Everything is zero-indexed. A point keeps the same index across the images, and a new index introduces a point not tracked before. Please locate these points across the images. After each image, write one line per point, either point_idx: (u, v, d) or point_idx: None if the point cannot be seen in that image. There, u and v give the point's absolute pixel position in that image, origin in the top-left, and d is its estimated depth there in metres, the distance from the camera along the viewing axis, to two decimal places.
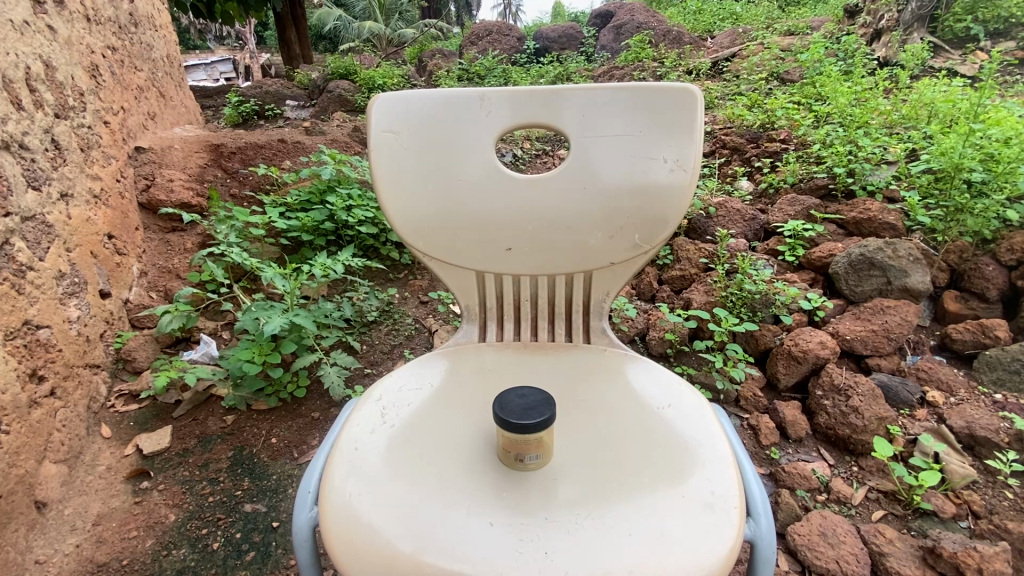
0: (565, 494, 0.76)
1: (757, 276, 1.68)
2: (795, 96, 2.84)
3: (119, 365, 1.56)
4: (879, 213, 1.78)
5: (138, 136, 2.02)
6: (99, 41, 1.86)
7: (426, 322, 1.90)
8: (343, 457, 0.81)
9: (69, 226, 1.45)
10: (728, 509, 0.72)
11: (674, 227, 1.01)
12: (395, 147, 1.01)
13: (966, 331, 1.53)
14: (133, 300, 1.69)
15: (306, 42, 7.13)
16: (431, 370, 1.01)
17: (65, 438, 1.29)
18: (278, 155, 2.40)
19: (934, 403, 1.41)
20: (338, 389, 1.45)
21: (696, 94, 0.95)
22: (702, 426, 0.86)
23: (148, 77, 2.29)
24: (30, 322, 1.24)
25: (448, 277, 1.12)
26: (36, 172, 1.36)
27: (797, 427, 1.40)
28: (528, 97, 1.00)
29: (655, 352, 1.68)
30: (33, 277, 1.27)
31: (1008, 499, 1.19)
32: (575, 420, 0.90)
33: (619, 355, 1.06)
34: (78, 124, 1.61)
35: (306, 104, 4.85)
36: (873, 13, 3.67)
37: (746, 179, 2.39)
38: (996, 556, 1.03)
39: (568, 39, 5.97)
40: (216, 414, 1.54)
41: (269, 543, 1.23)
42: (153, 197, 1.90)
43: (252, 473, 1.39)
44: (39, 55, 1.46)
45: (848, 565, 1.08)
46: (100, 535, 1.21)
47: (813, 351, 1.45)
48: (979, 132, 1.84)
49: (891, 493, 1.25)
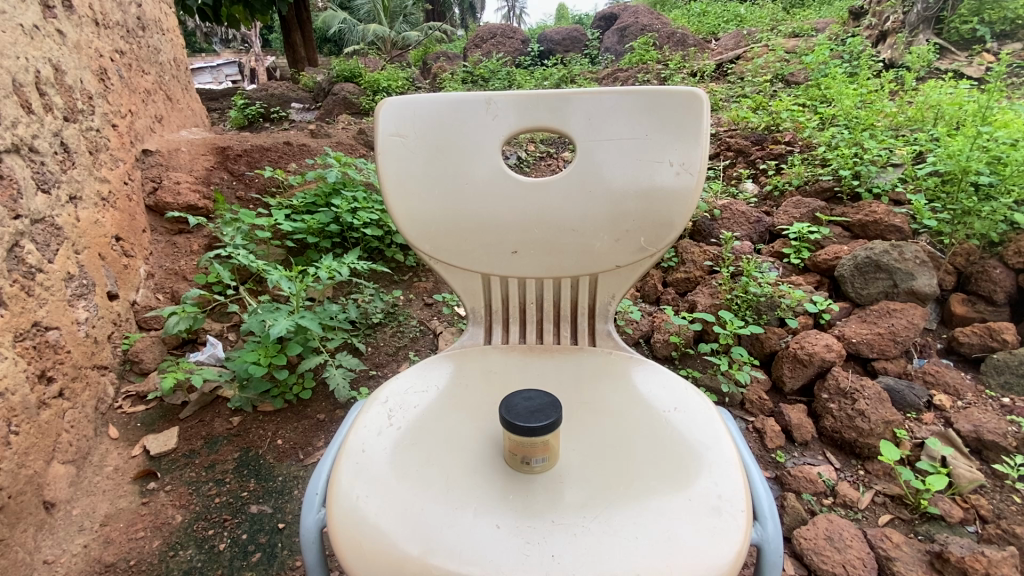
0: (571, 496, 0.76)
1: (762, 279, 1.68)
2: (801, 98, 2.84)
3: (127, 366, 1.57)
4: (885, 216, 1.77)
5: (145, 139, 2.04)
6: (107, 45, 1.88)
7: (431, 324, 1.91)
8: (350, 459, 0.82)
9: (78, 228, 1.47)
10: (734, 513, 0.72)
11: (680, 230, 1.01)
12: (401, 150, 1.02)
13: (973, 334, 1.52)
14: (141, 301, 1.71)
15: (309, 45, 7.17)
16: (437, 372, 1.02)
17: (74, 438, 1.31)
18: (284, 158, 2.42)
19: (941, 406, 1.40)
20: (343, 391, 1.46)
21: (702, 97, 0.95)
22: (709, 430, 0.86)
23: (155, 80, 2.31)
24: (39, 324, 1.25)
25: (453, 279, 1.12)
26: (46, 175, 1.37)
27: (802, 430, 1.40)
28: (535, 101, 1.00)
29: (660, 354, 1.68)
30: (42, 279, 1.28)
31: (1016, 504, 1.19)
32: (581, 422, 0.90)
33: (624, 357, 1.06)
34: (87, 127, 1.62)
35: (311, 107, 4.89)
36: (879, 15, 3.67)
37: (751, 181, 2.38)
38: (1005, 561, 1.02)
39: (573, 41, 5.95)
40: (223, 415, 1.55)
41: (275, 544, 1.23)
42: (160, 199, 1.91)
43: (259, 474, 1.40)
44: (49, 58, 1.48)
45: (854, 569, 1.08)
46: (108, 536, 1.22)
47: (819, 354, 1.45)
48: (986, 134, 1.83)
49: (897, 497, 1.24)
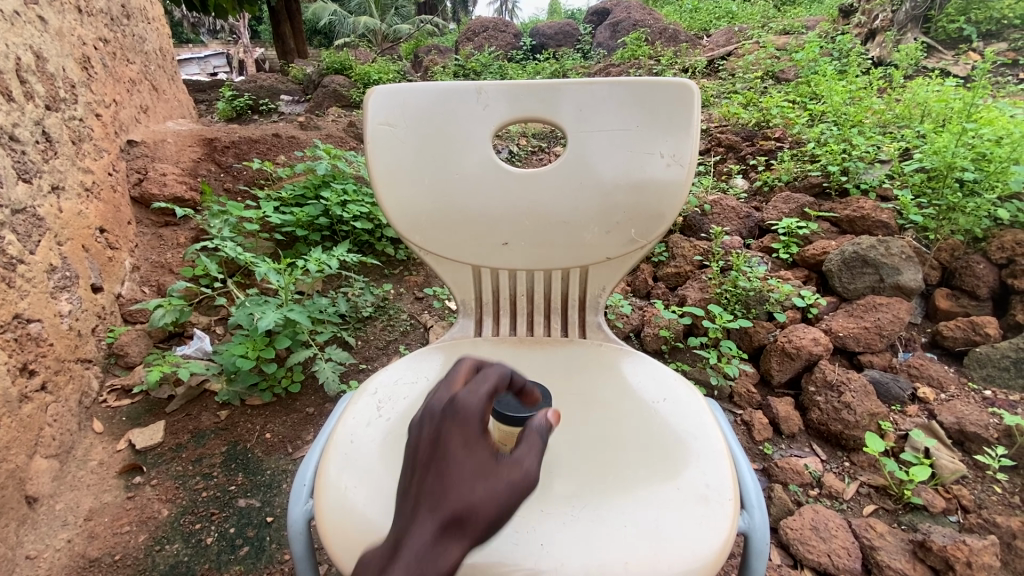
0: (561, 486, 0.76)
1: (751, 273, 1.69)
2: (790, 95, 2.86)
3: (112, 359, 1.54)
4: (872, 211, 1.79)
5: (130, 130, 2.00)
6: (91, 33, 1.85)
7: (421, 318, 1.90)
8: (338, 450, 0.81)
9: (60, 219, 1.44)
10: (721, 502, 0.73)
11: (671, 223, 1.01)
12: (391, 140, 1.01)
13: (957, 328, 1.54)
14: (126, 294, 1.68)
15: (300, 37, 7.07)
16: (427, 363, 1.01)
17: (57, 433, 1.28)
18: (272, 150, 2.38)
19: (926, 399, 1.42)
20: (332, 385, 1.45)
21: (692, 89, 0.95)
22: (697, 420, 0.86)
23: (141, 70, 2.27)
24: (21, 316, 1.23)
25: (444, 271, 1.12)
26: (27, 164, 1.34)
27: (789, 422, 1.41)
28: (526, 91, 1.00)
29: (650, 348, 1.68)
30: (24, 271, 1.26)
31: (996, 494, 1.21)
32: (571, 413, 0.90)
33: (614, 349, 1.06)
34: (70, 116, 1.59)
35: (300, 99, 4.85)
36: (868, 13, 3.70)
37: (741, 177, 2.39)
38: (986, 550, 1.04)
39: (565, 36, 5.94)
40: (209, 409, 1.53)
41: (263, 538, 1.22)
42: (146, 190, 1.88)
43: (247, 468, 1.38)
44: (29, 45, 1.45)
45: (839, 559, 1.09)
46: (92, 530, 1.20)
47: (806, 348, 1.46)
48: (972, 131, 1.86)
49: (881, 488, 1.26)
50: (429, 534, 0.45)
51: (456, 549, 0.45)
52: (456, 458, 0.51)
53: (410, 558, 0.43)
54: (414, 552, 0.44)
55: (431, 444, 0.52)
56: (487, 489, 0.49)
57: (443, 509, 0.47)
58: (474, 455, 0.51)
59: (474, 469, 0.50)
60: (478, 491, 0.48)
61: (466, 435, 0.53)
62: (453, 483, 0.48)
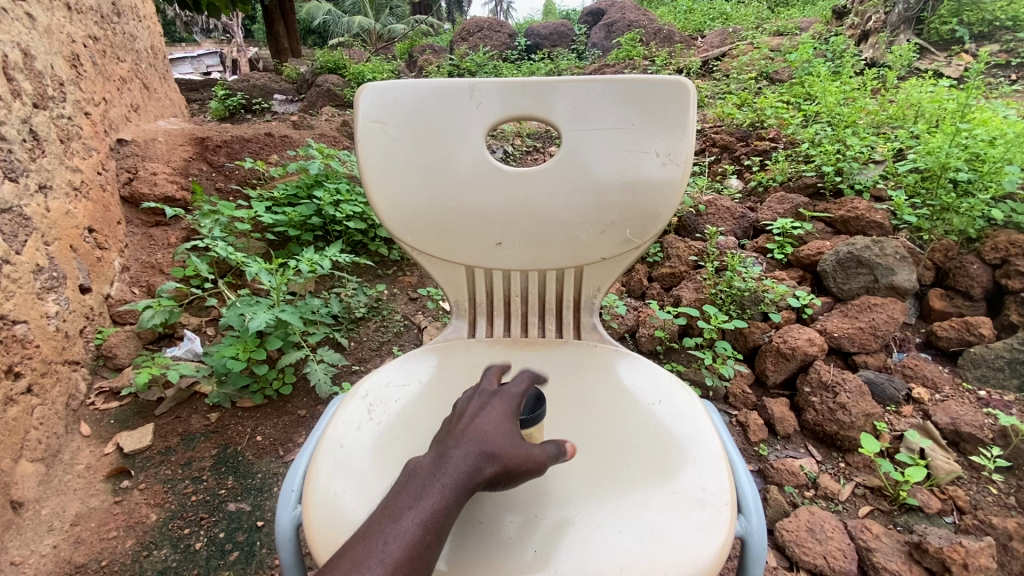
0: (556, 490, 0.75)
1: (746, 274, 1.69)
2: (784, 96, 2.87)
3: (100, 361, 1.52)
4: (866, 212, 1.79)
5: (120, 128, 1.98)
6: (80, 31, 1.82)
7: (415, 318, 1.88)
8: (327, 456, 0.79)
9: (48, 219, 1.41)
10: (718, 505, 0.72)
11: (666, 222, 1.01)
12: (382, 138, 1.00)
13: (951, 329, 1.54)
14: (115, 295, 1.66)
15: (293, 36, 7.03)
16: (419, 365, 0.99)
17: (43, 436, 1.26)
18: (265, 149, 2.36)
19: (920, 399, 1.42)
20: (323, 387, 1.43)
21: (687, 87, 0.94)
22: (693, 422, 0.85)
23: (131, 68, 2.25)
24: (6, 318, 1.20)
25: (437, 271, 1.10)
26: (13, 163, 1.32)
27: (785, 423, 1.41)
28: (520, 89, 0.99)
29: (645, 349, 1.68)
30: (9, 272, 1.23)
31: (992, 495, 1.21)
32: (566, 415, 0.89)
33: (609, 350, 1.05)
34: (58, 114, 1.56)
35: (294, 99, 4.82)
36: (861, 14, 3.71)
37: (735, 177, 2.39)
38: (982, 551, 1.03)
39: (560, 36, 5.93)
40: (200, 411, 1.50)
41: (253, 543, 1.21)
42: (136, 190, 1.85)
43: (237, 471, 1.36)
44: (17, 42, 1.42)
45: (835, 560, 1.09)
46: (78, 536, 1.18)
47: (801, 348, 1.46)
48: (966, 132, 1.87)
49: (877, 489, 1.26)
50: (472, 449, 0.64)
51: (489, 470, 0.63)
52: (497, 415, 0.69)
53: (460, 458, 0.63)
54: (462, 456, 0.63)
55: (482, 399, 0.73)
56: (516, 438, 0.67)
57: (483, 442, 0.65)
58: (510, 416, 0.70)
59: (508, 426, 0.68)
60: (514, 431, 0.67)
61: (507, 399, 0.72)
62: (494, 430, 0.67)
